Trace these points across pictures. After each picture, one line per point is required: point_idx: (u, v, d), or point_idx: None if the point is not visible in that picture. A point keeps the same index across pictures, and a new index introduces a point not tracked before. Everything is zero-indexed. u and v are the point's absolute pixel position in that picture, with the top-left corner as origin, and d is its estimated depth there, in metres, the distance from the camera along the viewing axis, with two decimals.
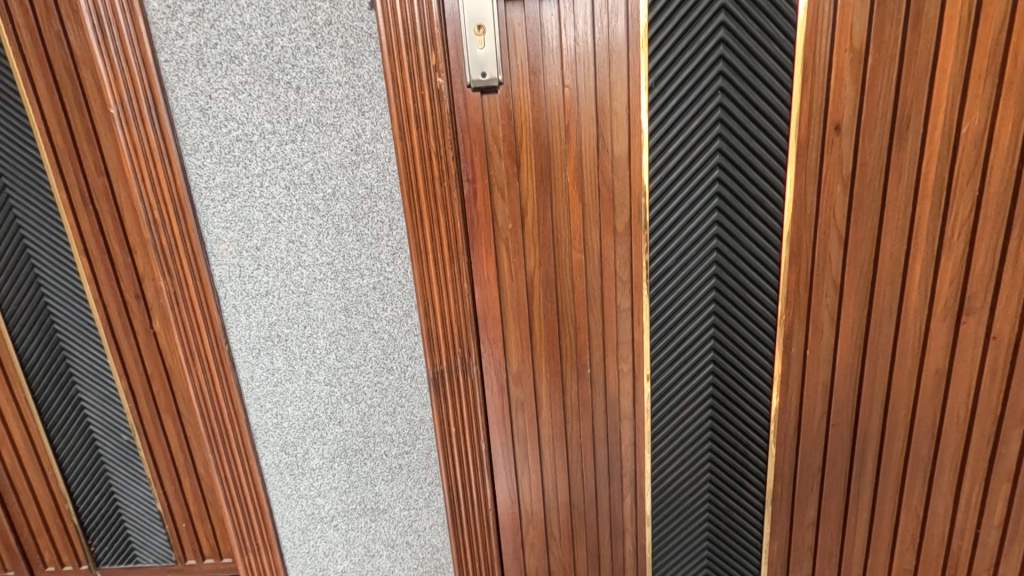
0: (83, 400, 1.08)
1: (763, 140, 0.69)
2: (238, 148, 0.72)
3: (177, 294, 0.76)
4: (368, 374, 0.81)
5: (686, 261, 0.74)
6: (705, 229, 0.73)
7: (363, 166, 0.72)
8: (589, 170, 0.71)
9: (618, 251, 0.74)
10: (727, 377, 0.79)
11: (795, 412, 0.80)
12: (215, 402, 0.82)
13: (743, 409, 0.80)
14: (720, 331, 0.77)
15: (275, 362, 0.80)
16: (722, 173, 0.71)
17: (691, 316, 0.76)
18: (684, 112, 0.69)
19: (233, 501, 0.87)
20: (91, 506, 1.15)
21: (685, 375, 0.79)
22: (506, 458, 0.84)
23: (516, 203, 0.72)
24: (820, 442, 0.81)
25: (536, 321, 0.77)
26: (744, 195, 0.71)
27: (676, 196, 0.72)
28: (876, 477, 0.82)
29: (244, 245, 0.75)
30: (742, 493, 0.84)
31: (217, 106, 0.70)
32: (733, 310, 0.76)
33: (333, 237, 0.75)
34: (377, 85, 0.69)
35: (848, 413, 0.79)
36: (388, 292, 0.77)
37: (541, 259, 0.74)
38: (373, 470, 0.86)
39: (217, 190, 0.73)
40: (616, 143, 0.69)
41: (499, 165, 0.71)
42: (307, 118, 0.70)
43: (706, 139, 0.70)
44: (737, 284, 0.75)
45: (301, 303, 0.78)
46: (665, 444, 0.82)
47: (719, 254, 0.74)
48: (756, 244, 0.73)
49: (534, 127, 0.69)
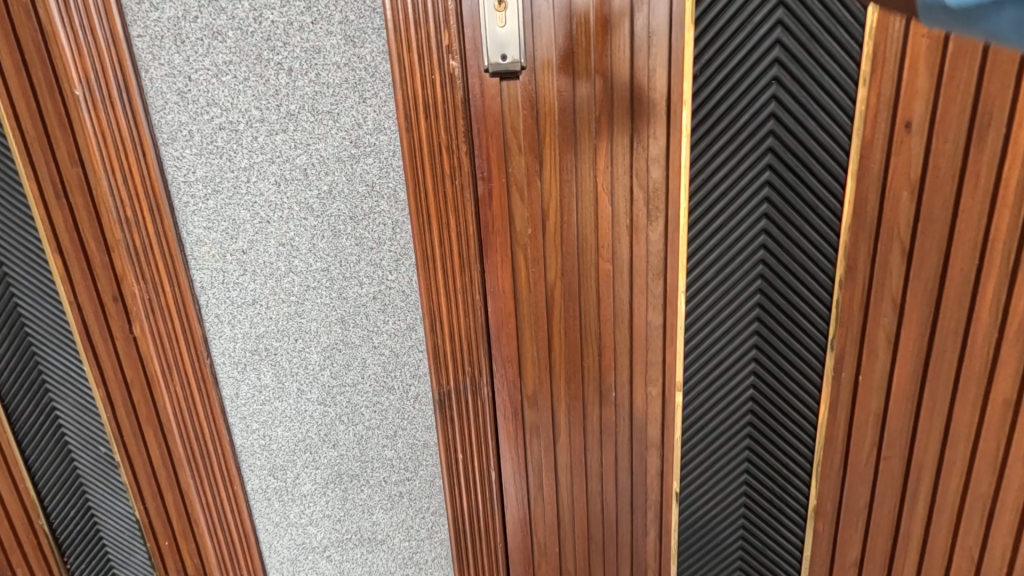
0: (58, 409, 1.00)
1: (821, 139, 0.60)
2: (221, 138, 0.63)
3: (153, 301, 0.68)
4: (366, 394, 0.73)
5: (728, 274, 0.65)
6: (751, 239, 0.64)
7: (364, 161, 0.64)
8: (621, 169, 0.62)
9: (651, 261, 0.65)
10: (768, 404, 0.70)
11: (841, 442, 0.72)
12: (196, 421, 0.73)
13: (783, 438, 0.72)
14: (762, 354, 0.68)
15: (263, 378, 0.72)
16: (773, 176, 0.62)
17: (731, 336, 0.67)
18: (732, 105, 0.60)
19: (215, 529, 0.79)
20: (67, 522, 1.08)
21: (721, 400, 0.70)
22: (519, 489, 0.76)
23: (538, 206, 0.64)
24: (867, 477, 0.73)
25: (556, 338, 0.69)
26: (797, 200, 0.62)
27: (718, 201, 0.63)
28: (927, 517, 0.74)
29: (228, 248, 0.67)
30: (778, 528, 0.76)
31: (198, 89, 0.61)
32: (778, 330, 0.67)
33: (329, 240, 0.66)
34: (381, 69, 0.61)
35: (900, 446, 0.71)
36: (390, 303, 0.69)
37: (567, 268, 0.66)
38: (370, 497, 0.78)
39: (197, 185, 0.64)
40: (655, 139, 0.60)
41: (519, 163, 0.62)
42: (301, 105, 0.62)
43: (756, 137, 0.61)
44: (784, 301, 0.66)
45: (292, 313, 0.69)
46: (695, 476, 0.73)
47: (765, 268, 0.65)
48: (808, 255, 0.64)
49: (562, 119, 0.60)
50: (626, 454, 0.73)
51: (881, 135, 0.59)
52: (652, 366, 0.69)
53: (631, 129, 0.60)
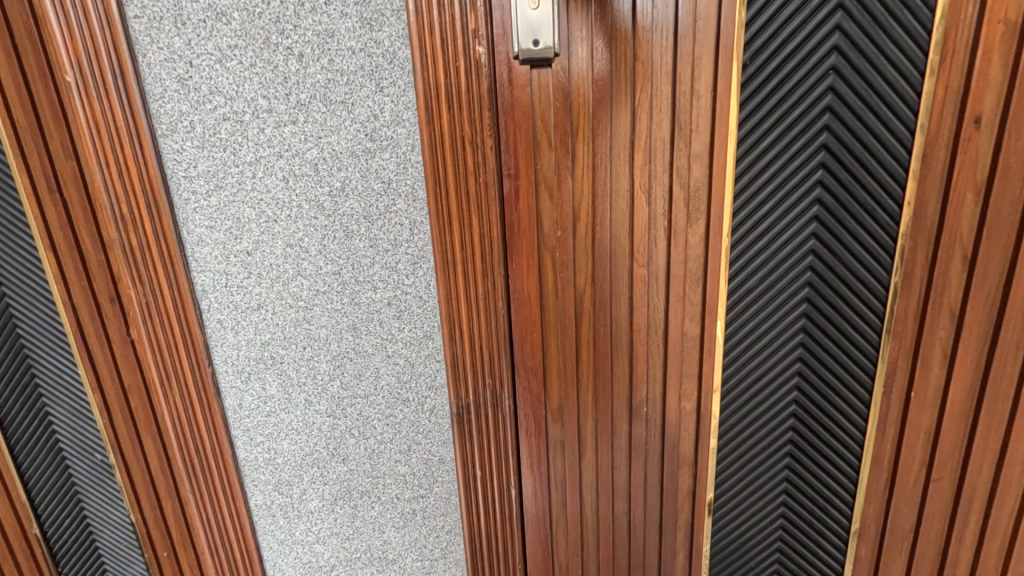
0: (52, 415, 0.95)
1: (879, 135, 0.55)
2: (225, 129, 0.58)
3: (150, 305, 0.63)
4: (378, 406, 0.68)
5: (772, 282, 0.60)
6: (800, 244, 0.59)
7: (380, 155, 0.59)
8: (661, 167, 0.56)
9: (690, 267, 0.60)
10: (810, 420, 0.66)
11: (888, 462, 0.67)
12: (196, 433, 0.69)
13: (826, 457, 0.67)
14: (806, 367, 0.64)
15: (268, 388, 0.67)
16: (826, 176, 0.57)
17: (773, 347, 0.63)
18: (783, 98, 0.54)
19: (216, 546, 0.74)
20: (61, 531, 1.03)
21: (759, 415, 0.66)
22: (540, 511, 0.70)
23: (568, 206, 0.58)
24: (914, 500, 0.68)
25: (585, 348, 0.63)
26: (852, 202, 0.57)
27: (765, 202, 0.58)
28: (977, 543, 0.69)
29: (232, 249, 0.62)
30: (817, 549, 0.72)
31: (200, 76, 0.56)
32: (825, 342, 0.63)
33: (341, 241, 0.61)
34: (400, 55, 0.56)
35: (952, 467, 0.66)
36: (405, 309, 0.64)
37: (600, 273, 0.60)
38: (381, 515, 0.73)
39: (198, 181, 0.59)
40: (699, 133, 0.55)
41: (548, 159, 0.57)
42: (312, 94, 0.57)
43: (809, 132, 0.55)
44: (832, 311, 0.61)
45: (300, 319, 0.64)
46: (730, 494, 0.69)
47: (813, 275, 0.60)
48: (860, 261, 0.59)
49: (598, 109, 0.55)
50: (657, 473, 0.68)
51: (947, 132, 0.54)
52: (687, 380, 0.64)
53: (673, 119, 0.55)
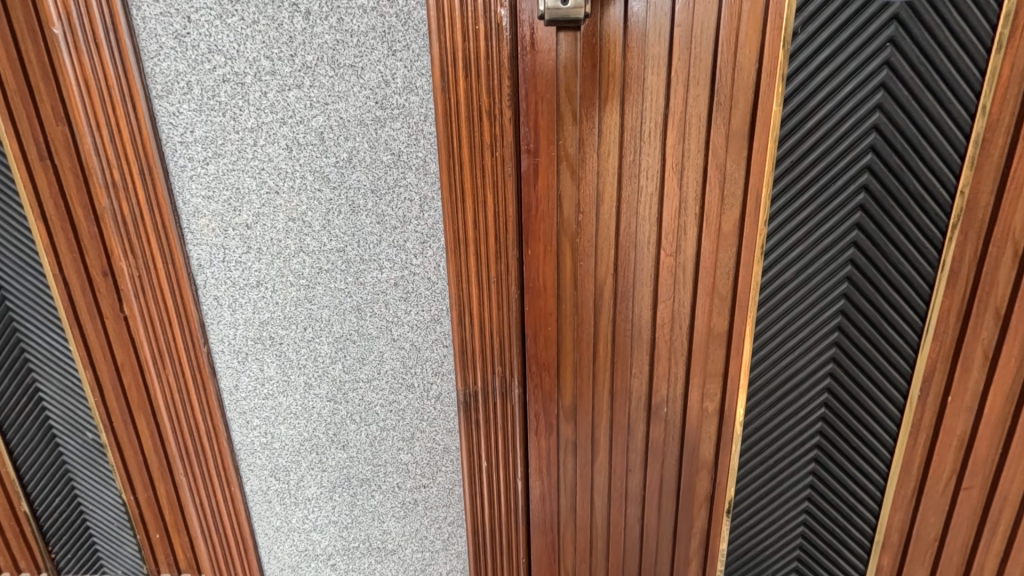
0: (42, 390, 0.93)
1: (934, 115, 0.52)
2: (225, 92, 0.54)
3: (144, 280, 0.60)
4: (381, 391, 0.65)
5: (809, 275, 0.57)
6: (842, 235, 0.56)
7: (390, 125, 0.55)
8: (695, 146, 0.52)
9: (721, 259, 0.56)
10: (838, 420, 0.64)
11: (917, 470, 0.65)
12: (191, 414, 0.66)
13: (853, 458, 0.65)
14: (838, 366, 0.61)
15: (266, 370, 0.64)
16: (875, 161, 0.53)
17: (807, 338, 0.60)
18: (835, 72, 0.50)
19: (210, 529, 0.71)
20: (52, 509, 1.01)
21: (787, 409, 0.63)
22: (547, 516, 0.67)
23: (592, 185, 0.54)
24: (940, 508, 0.66)
25: (602, 340, 0.60)
26: (900, 187, 0.54)
27: (808, 184, 0.54)
28: (1001, 551, 0.67)
29: (231, 221, 0.58)
30: (838, 551, 0.70)
31: (199, 32, 0.52)
32: (862, 335, 0.60)
33: (346, 216, 0.58)
34: (415, 15, 0.52)
35: (984, 474, 0.64)
36: (413, 292, 0.60)
37: (624, 259, 0.56)
38: (381, 504, 0.70)
39: (196, 147, 0.56)
40: (737, 109, 0.51)
41: (571, 134, 0.52)
42: (318, 56, 0.53)
43: (860, 112, 0.51)
44: (871, 305, 0.58)
45: (301, 298, 0.61)
46: (750, 493, 0.67)
47: (854, 266, 0.57)
48: (905, 250, 0.56)
49: (628, 78, 0.50)
50: (675, 471, 0.65)
51: (1009, 113, 0.50)
52: (710, 374, 0.61)
53: (710, 91, 0.50)
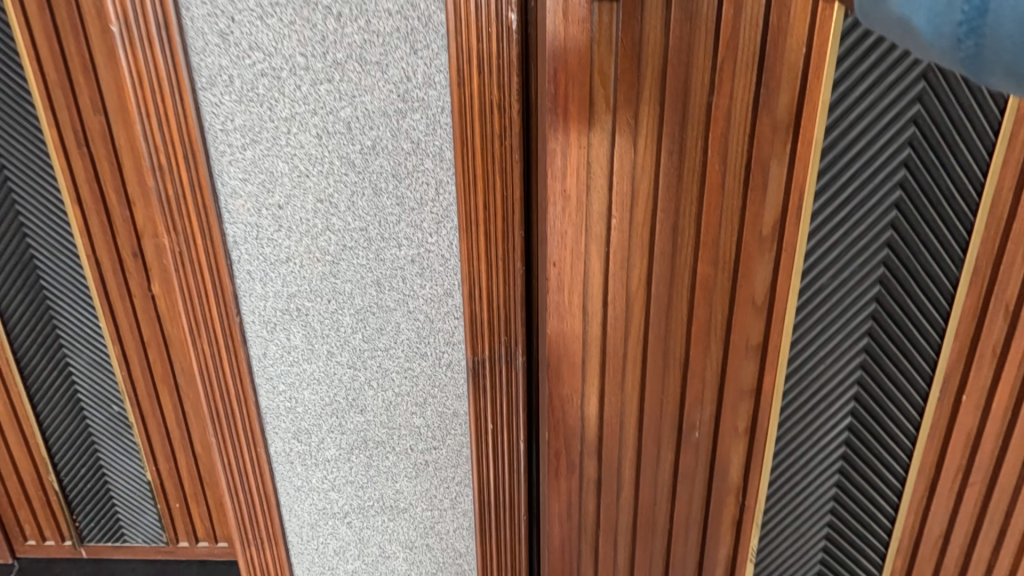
0: (72, 365, 0.99)
1: (965, 104, 0.57)
2: (263, 85, 0.60)
3: (184, 255, 0.66)
4: (397, 359, 0.71)
5: (849, 259, 0.61)
6: (881, 222, 0.60)
7: (410, 117, 0.61)
8: (737, 138, 0.55)
9: (761, 259, 0.60)
10: (871, 396, 0.68)
11: (930, 474, 0.72)
12: (222, 380, 0.72)
13: (881, 437, 0.69)
14: (872, 347, 0.65)
15: (292, 339, 0.70)
16: (912, 153, 0.58)
17: (849, 313, 0.63)
18: (877, 65, 0.54)
19: (236, 489, 0.77)
20: (77, 479, 1.06)
21: (827, 383, 0.66)
22: (569, 491, 0.69)
23: (632, 174, 0.56)
24: (948, 495, 0.72)
25: (634, 328, 0.62)
26: (934, 171, 0.59)
27: (854, 166, 0.57)
28: (977, 524, 0.74)
29: (264, 202, 0.64)
30: (864, 527, 0.74)
31: (241, 31, 0.58)
32: (897, 310, 0.64)
33: (369, 199, 0.64)
34: (434, 18, 0.58)
35: (984, 470, 0.71)
36: (428, 267, 0.67)
37: (659, 245, 0.58)
38: (395, 465, 0.77)
39: (235, 134, 0.62)
40: (780, 101, 0.54)
41: (605, 121, 0.55)
42: (348, 54, 0.59)
43: (904, 101, 0.56)
44: (905, 282, 0.62)
45: (326, 273, 0.67)
46: (784, 474, 0.70)
47: (892, 244, 0.61)
48: (936, 230, 0.61)
49: (669, 68, 0.53)
50: (705, 459, 0.68)
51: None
52: (743, 383, 0.65)
53: (755, 88, 0.54)
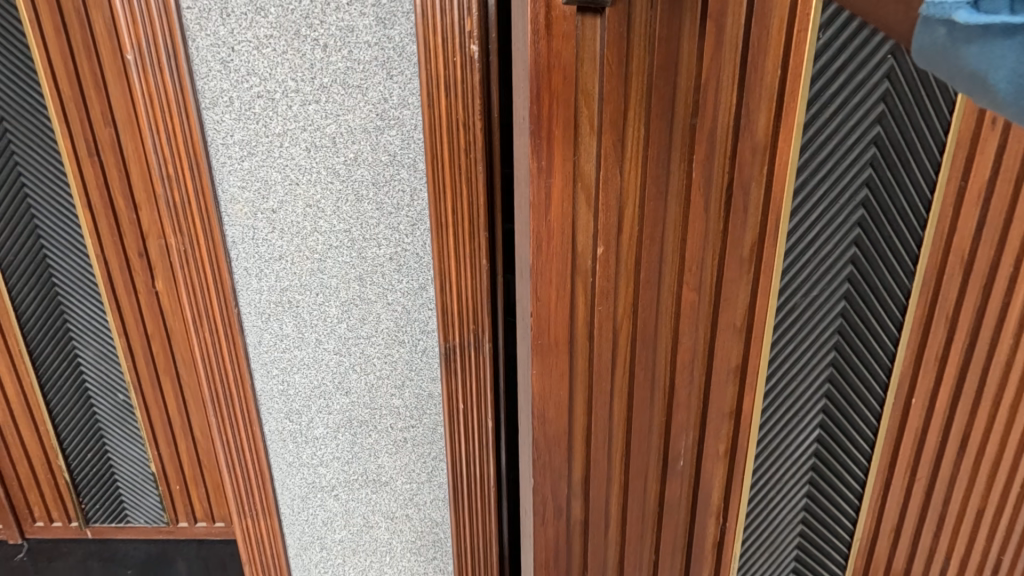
0: (80, 357, 1.07)
1: (918, 127, 0.60)
2: (259, 105, 0.69)
3: (188, 254, 0.74)
4: (378, 346, 0.80)
5: (819, 272, 0.63)
6: (846, 238, 0.63)
7: (388, 133, 0.70)
8: (721, 159, 0.51)
9: (741, 286, 0.56)
10: (838, 401, 0.71)
11: (885, 469, 0.76)
12: (222, 365, 0.80)
13: (844, 436, 0.73)
14: (839, 353, 0.69)
15: (285, 328, 0.79)
16: (873, 171, 0.61)
17: (818, 324, 0.66)
18: (843, 91, 0.56)
19: (233, 465, 0.86)
20: (84, 463, 1.14)
21: (799, 390, 0.69)
22: (556, 535, 0.64)
23: (616, 200, 0.51)
24: (901, 489, 0.77)
25: (621, 363, 0.57)
26: (893, 189, 0.62)
27: (824, 186, 0.59)
28: (925, 518, 0.79)
29: (260, 207, 0.73)
30: (830, 521, 0.78)
31: (240, 59, 0.67)
32: (861, 319, 0.67)
33: (352, 204, 0.73)
34: (408, 49, 0.67)
35: (928, 467, 0.76)
36: (405, 264, 0.76)
37: (646, 271, 0.54)
38: (377, 442, 0.85)
39: (234, 148, 0.71)
40: (761, 121, 0.50)
41: (588, 146, 0.49)
42: (333, 79, 0.68)
43: (866, 125, 0.59)
44: (868, 293, 0.66)
45: (315, 269, 0.76)
46: (762, 481, 0.72)
47: (856, 258, 0.64)
48: (895, 243, 0.64)
49: (653, 87, 0.48)
50: (688, 482, 0.64)
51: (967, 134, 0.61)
52: (724, 402, 0.61)
53: (736, 109, 0.50)
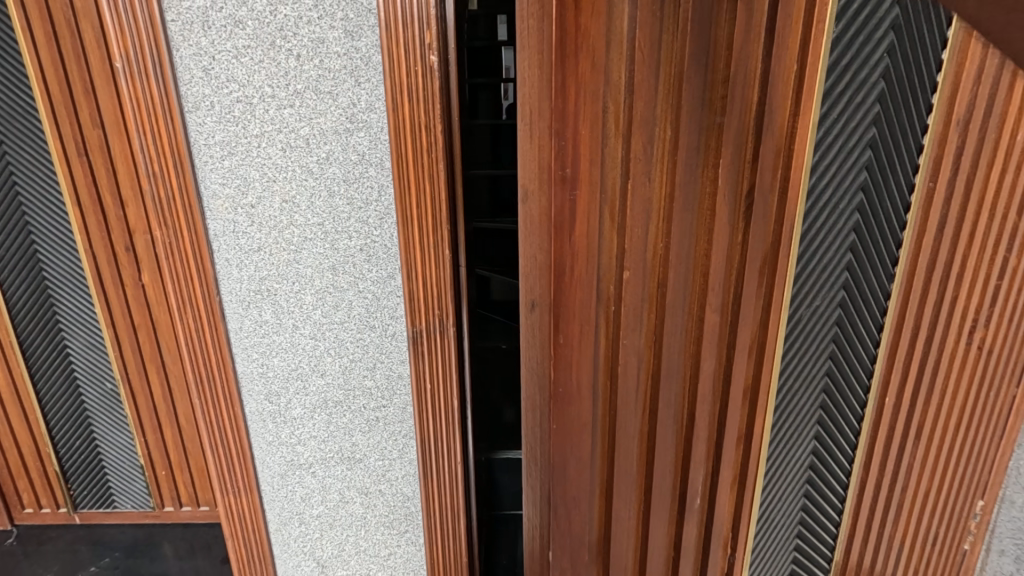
0: (69, 347, 1.12)
1: (914, 133, 0.56)
2: (238, 109, 0.76)
3: (172, 246, 0.80)
4: (351, 331, 0.87)
5: (815, 290, 0.57)
6: (840, 255, 0.57)
7: (356, 135, 0.77)
8: (744, 166, 0.44)
9: (746, 316, 0.49)
10: (830, 428, 0.65)
11: (870, 498, 0.72)
12: (205, 350, 0.86)
13: (839, 457, 0.68)
14: (833, 378, 0.63)
15: (263, 315, 0.85)
16: (869, 175, 0.56)
17: (816, 350, 0.60)
18: (841, 97, 0.51)
19: (216, 444, 0.92)
20: (72, 451, 1.19)
21: (798, 422, 0.62)
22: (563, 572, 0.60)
23: (643, 214, 0.45)
24: (880, 514, 0.74)
25: (642, 402, 0.50)
26: (886, 200, 0.57)
27: (823, 202, 0.54)
28: (895, 539, 0.77)
29: (239, 202, 0.80)
30: (823, 548, 0.72)
31: (220, 67, 0.74)
32: (853, 339, 0.62)
33: (325, 200, 0.80)
34: (374, 58, 0.74)
35: (903, 490, 0.73)
36: (374, 255, 0.83)
37: (668, 300, 0.47)
38: (351, 421, 0.92)
39: (216, 148, 0.77)
40: (777, 124, 0.43)
41: (614, 147, 0.43)
42: (306, 85, 0.75)
43: (860, 137, 0.54)
44: (859, 311, 0.61)
45: (291, 260, 0.83)
46: (761, 525, 0.64)
47: (850, 277, 0.59)
48: (888, 257, 0.60)
49: (665, 80, 0.42)
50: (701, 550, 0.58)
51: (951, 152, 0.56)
52: (728, 461, 0.54)
53: (757, 108, 0.43)
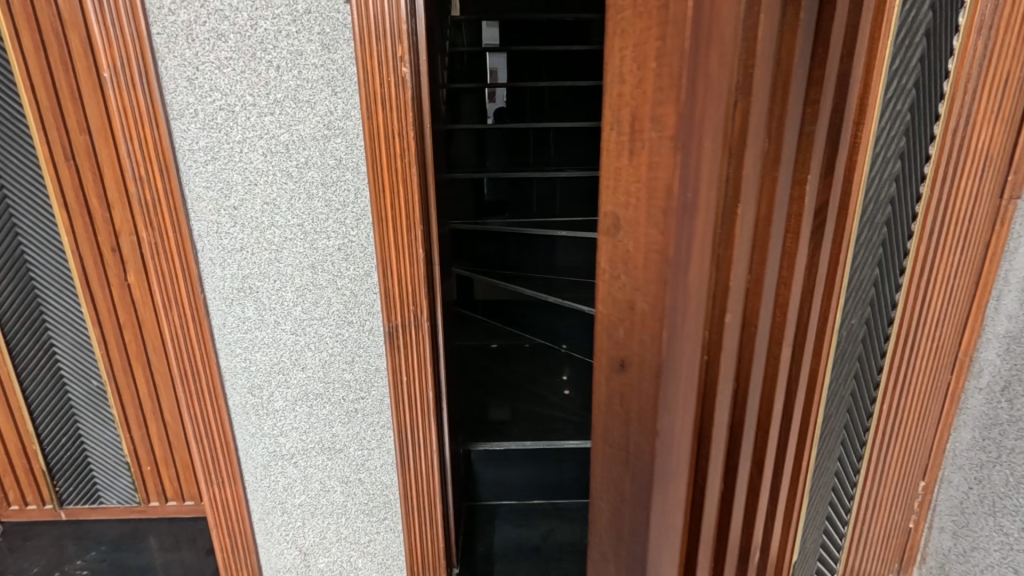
0: (56, 346, 1.15)
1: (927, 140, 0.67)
2: (221, 117, 0.80)
3: (158, 246, 0.85)
4: (330, 326, 0.91)
5: (862, 280, 0.63)
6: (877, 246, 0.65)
7: (333, 141, 0.82)
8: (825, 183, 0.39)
9: (813, 338, 0.45)
10: (856, 401, 0.73)
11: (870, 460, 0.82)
12: (190, 346, 0.91)
13: (856, 436, 0.77)
14: (862, 358, 0.70)
15: (246, 311, 0.90)
16: (898, 184, 0.65)
17: (856, 334, 0.66)
18: (892, 105, 0.58)
19: (200, 437, 0.96)
20: (58, 448, 1.22)
21: (839, 406, 0.67)
22: None
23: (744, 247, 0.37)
24: (877, 475, 0.84)
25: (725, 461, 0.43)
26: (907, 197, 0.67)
27: (873, 199, 0.59)
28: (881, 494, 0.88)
29: (222, 204, 0.84)
30: (839, 522, 0.79)
31: (203, 77, 0.78)
32: (877, 320, 0.71)
33: (304, 202, 0.84)
34: (349, 69, 0.79)
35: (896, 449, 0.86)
36: (351, 254, 0.87)
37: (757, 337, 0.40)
38: (331, 413, 0.96)
39: (199, 153, 0.82)
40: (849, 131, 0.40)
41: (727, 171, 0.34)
42: (285, 94, 0.80)
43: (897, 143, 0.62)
44: (883, 295, 0.70)
45: (272, 259, 0.87)
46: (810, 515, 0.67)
47: (881, 266, 0.67)
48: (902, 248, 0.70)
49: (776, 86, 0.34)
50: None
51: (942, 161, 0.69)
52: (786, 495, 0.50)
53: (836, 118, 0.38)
